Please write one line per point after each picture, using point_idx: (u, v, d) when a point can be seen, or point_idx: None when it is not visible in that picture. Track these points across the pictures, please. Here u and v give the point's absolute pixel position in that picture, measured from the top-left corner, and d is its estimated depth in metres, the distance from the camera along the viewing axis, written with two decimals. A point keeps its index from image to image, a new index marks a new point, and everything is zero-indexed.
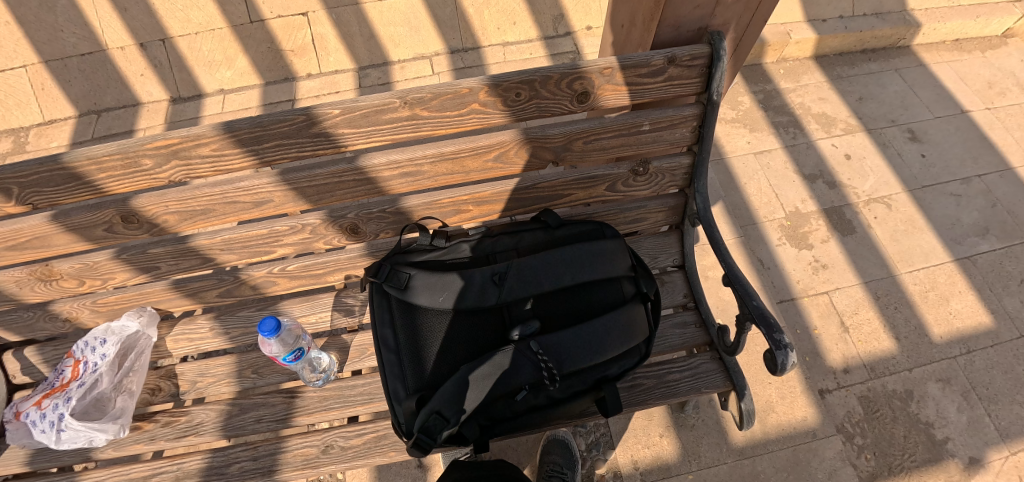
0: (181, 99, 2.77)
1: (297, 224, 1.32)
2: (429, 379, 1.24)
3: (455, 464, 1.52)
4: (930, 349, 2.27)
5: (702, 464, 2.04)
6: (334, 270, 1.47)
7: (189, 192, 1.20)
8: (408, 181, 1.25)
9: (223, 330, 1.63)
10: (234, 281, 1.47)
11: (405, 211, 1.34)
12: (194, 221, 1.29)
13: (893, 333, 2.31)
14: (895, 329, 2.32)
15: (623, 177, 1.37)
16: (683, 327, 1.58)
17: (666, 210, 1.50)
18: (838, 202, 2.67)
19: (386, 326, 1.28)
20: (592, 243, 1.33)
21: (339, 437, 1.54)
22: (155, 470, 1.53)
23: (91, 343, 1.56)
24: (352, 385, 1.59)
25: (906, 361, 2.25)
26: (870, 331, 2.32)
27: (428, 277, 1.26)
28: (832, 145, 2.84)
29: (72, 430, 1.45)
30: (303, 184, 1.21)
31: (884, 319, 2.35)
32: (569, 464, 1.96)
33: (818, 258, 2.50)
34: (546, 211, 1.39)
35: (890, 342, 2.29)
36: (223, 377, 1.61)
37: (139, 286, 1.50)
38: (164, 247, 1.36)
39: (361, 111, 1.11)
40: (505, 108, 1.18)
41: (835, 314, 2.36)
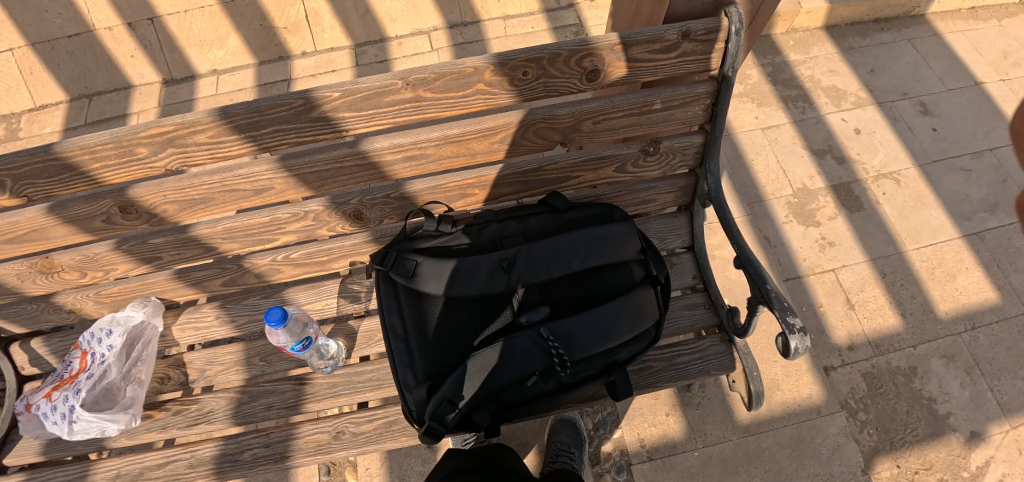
0: (174, 81, 2.71)
1: (299, 212, 1.28)
2: (436, 367, 1.22)
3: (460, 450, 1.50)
4: (935, 326, 2.26)
5: (707, 441, 2.04)
6: (339, 257, 1.44)
7: (188, 181, 1.17)
8: (412, 165, 1.22)
9: (228, 318, 1.61)
10: (238, 269, 1.45)
11: (409, 196, 1.30)
12: (193, 210, 1.26)
13: (899, 310, 2.29)
14: (901, 306, 2.30)
15: (633, 157, 1.32)
16: (693, 309, 1.56)
17: (676, 190, 1.46)
18: (846, 178, 2.63)
19: (394, 314, 1.26)
20: (601, 227, 1.30)
21: (350, 423, 1.52)
22: (170, 458, 1.55)
23: (97, 335, 1.54)
24: (361, 372, 1.58)
25: (911, 338, 2.23)
26: (876, 308, 2.30)
27: (436, 264, 1.24)
28: (842, 119, 2.79)
29: (84, 422, 1.45)
30: (304, 170, 1.17)
31: (890, 296, 2.33)
32: (577, 443, 1.97)
33: (825, 236, 2.47)
34: (553, 194, 1.34)
35: (895, 319, 2.27)
36: (232, 364, 1.61)
37: (142, 276, 1.48)
38: (164, 237, 1.33)
39: (362, 93, 1.07)
40: (512, 88, 1.13)
41: (841, 292, 2.34)
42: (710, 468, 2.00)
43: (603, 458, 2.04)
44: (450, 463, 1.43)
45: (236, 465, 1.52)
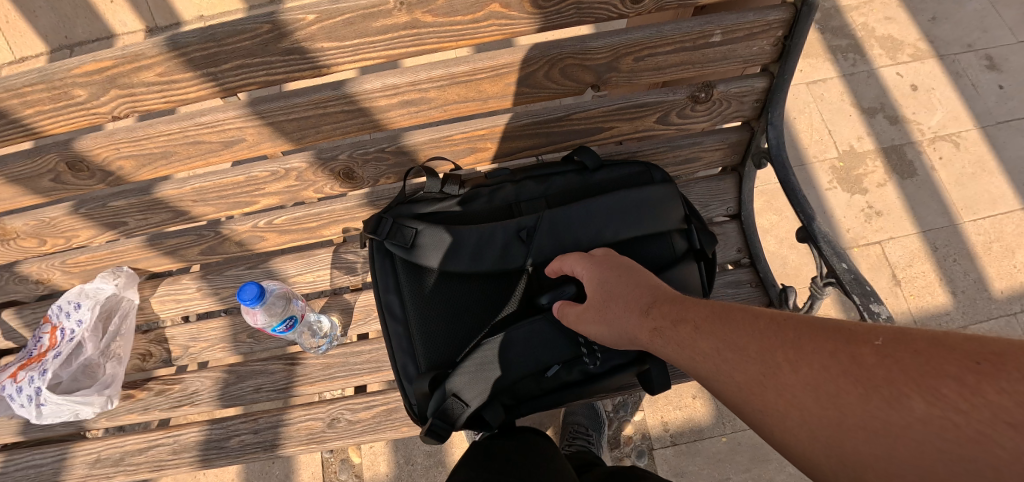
0: (159, 30, 2.49)
1: (279, 169, 1.08)
2: (441, 354, 1.04)
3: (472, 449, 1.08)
4: (988, 305, 2.09)
5: (737, 426, 1.86)
6: (330, 223, 1.25)
7: (141, 131, 0.97)
8: (410, 112, 1.00)
9: (211, 290, 1.43)
10: (216, 236, 1.26)
11: (408, 151, 1.08)
12: (155, 167, 1.06)
13: (950, 287, 2.12)
14: (952, 283, 2.13)
15: (680, 105, 1.09)
16: (737, 287, 1.36)
17: (725, 147, 1.23)
18: (899, 139, 2.36)
19: (392, 291, 1.07)
20: (638, 189, 1.09)
21: (346, 409, 1.36)
22: (151, 442, 1.40)
23: (65, 308, 1.38)
24: (358, 352, 1.40)
25: (960, 317, 2.08)
26: (925, 285, 2.13)
27: (441, 234, 1.03)
28: (897, 74, 2.48)
29: (53, 405, 1.30)
30: (280, 118, 0.96)
31: (941, 272, 2.14)
32: (594, 424, 1.82)
33: (871, 204, 2.25)
34: (581, 148, 1.11)
35: (944, 298, 2.10)
36: (218, 341, 1.44)
37: (111, 244, 1.30)
38: (127, 199, 1.14)
39: (343, 16, 0.84)
40: (535, 11, 0.90)
41: (886, 267, 2.17)
42: (739, 455, 1.83)
43: (622, 442, 1.88)
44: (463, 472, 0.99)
45: (222, 453, 1.37)
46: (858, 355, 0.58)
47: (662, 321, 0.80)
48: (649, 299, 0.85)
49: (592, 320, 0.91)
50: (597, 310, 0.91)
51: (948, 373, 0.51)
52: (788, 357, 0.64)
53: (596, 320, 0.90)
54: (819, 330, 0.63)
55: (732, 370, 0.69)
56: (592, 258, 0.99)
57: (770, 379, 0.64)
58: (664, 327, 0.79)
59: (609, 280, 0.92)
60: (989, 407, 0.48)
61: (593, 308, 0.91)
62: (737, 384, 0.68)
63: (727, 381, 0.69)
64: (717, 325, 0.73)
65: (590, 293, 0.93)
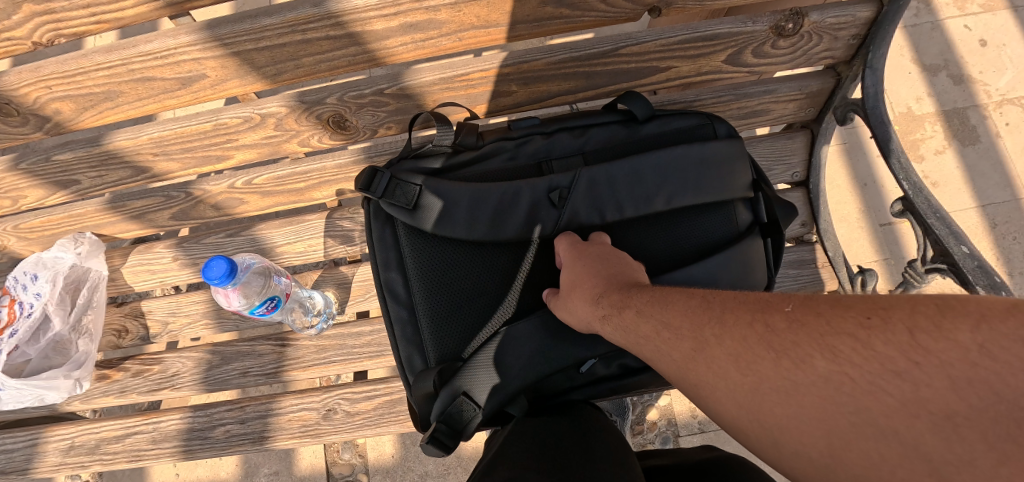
0: None
1: (254, 115, 0.87)
2: (452, 344, 0.85)
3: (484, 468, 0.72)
4: None
5: None
6: (320, 183, 1.04)
7: (75, 63, 0.76)
8: (415, 40, 0.77)
9: (189, 260, 1.23)
10: (188, 197, 1.06)
11: (413, 93, 0.86)
12: (101, 111, 0.86)
13: (1007, 268, 1.98)
14: (1010, 264, 1.99)
15: (758, 39, 0.86)
16: (800, 267, 1.16)
17: (802, 96, 1.00)
18: (962, 102, 2.12)
19: (391, 267, 0.88)
20: (700, 144, 0.87)
21: (343, 399, 1.18)
22: (129, 429, 1.20)
23: (20, 281, 1.17)
24: (356, 334, 1.20)
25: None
26: None
27: (450, 197, 0.83)
28: (965, 27, 2.16)
29: (14, 389, 1.12)
30: (249, 46, 0.75)
31: (998, 252, 2.00)
32: (618, 409, 1.53)
33: (927, 175, 2.06)
34: (629, 92, 0.89)
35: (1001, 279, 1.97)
36: (200, 318, 1.25)
37: (68, 206, 1.11)
38: (73, 152, 0.93)
39: None
40: None
41: None
42: None
43: (646, 428, 1.69)
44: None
45: (205, 445, 1.19)
46: (769, 323, 0.52)
47: (613, 307, 0.67)
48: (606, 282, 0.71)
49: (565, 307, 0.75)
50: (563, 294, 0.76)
51: (845, 330, 0.47)
52: (710, 329, 0.56)
53: (566, 307, 0.75)
54: (739, 300, 0.57)
55: (662, 349, 0.59)
56: (580, 243, 0.81)
57: (697, 355, 0.56)
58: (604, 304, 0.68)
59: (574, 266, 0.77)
60: (881, 358, 0.45)
61: (564, 292, 0.76)
62: (669, 363, 0.58)
63: (657, 359, 0.60)
64: (653, 304, 0.63)
65: (562, 277, 0.78)
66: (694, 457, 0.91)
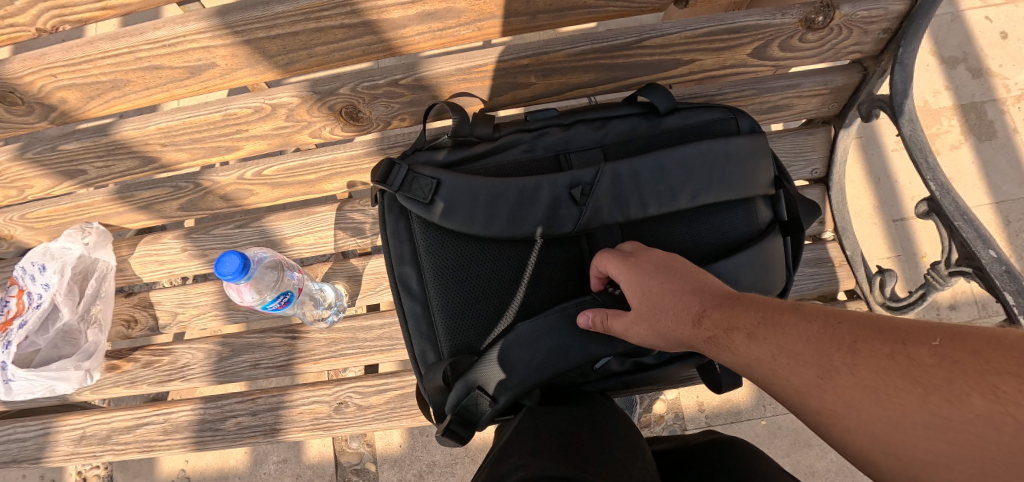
0: None
1: (265, 106, 0.85)
2: (467, 338, 0.84)
3: (496, 453, 0.71)
4: None
5: (778, 409, 1.69)
6: (332, 175, 1.02)
7: (82, 51, 0.74)
8: (432, 29, 0.75)
9: (198, 252, 1.21)
10: (197, 188, 1.04)
11: (428, 84, 0.84)
12: (108, 100, 0.83)
13: None
14: None
15: (786, 31, 0.83)
16: (817, 266, 1.13)
17: (827, 91, 0.97)
18: (980, 96, 2.08)
19: (406, 261, 0.86)
20: (725, 140, 0.84)
21: (355, 392, 1.17)
22: (140, 420, 1.20)
23: (29, 271, 1.16)
24: (367, 327, 1.19)
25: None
26: None
27: (468, 189, 0.80)
28: (986, 18, 2.11)
29: (26, 380, 1.12)
30: (259, 35, 0.72)
31: (1013, 250, 1.98)
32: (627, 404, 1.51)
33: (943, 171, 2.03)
34: (651, 86, 0.86)
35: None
36: (210, 309, 1.24)
37: (75, 196, 1.09)
38: (80, 142, 0.91)
39: None
40: None
41: None
42: (778, 439, 1.66)
43: (653, 421, 1.68)
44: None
45: (217, 436, 1.18)
46: (912, 355, 0.46)
47: (715, 327, 0.60)
48: (696, 300, 0.64)
49: (646, 328, 0.68)
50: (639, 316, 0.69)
51: (1011, 369, 0.41)
52: (840, 356, 0.50)
53: (650, 327, 0.68)
54: (865, 323, 0.50)
55: (779, 374, 0.54)
56: (633, 258, 0.74)
57: (824, 384, 0.51)
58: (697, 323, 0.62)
59: (647, 283, 0.70)
60: None
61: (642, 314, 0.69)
62: (788, 388, 0.54)
63: (773, 384, 0.55)
64: (762, 323, 0.57)
65: (633, 301, 0.70)
66: (692, 439, 0.92)
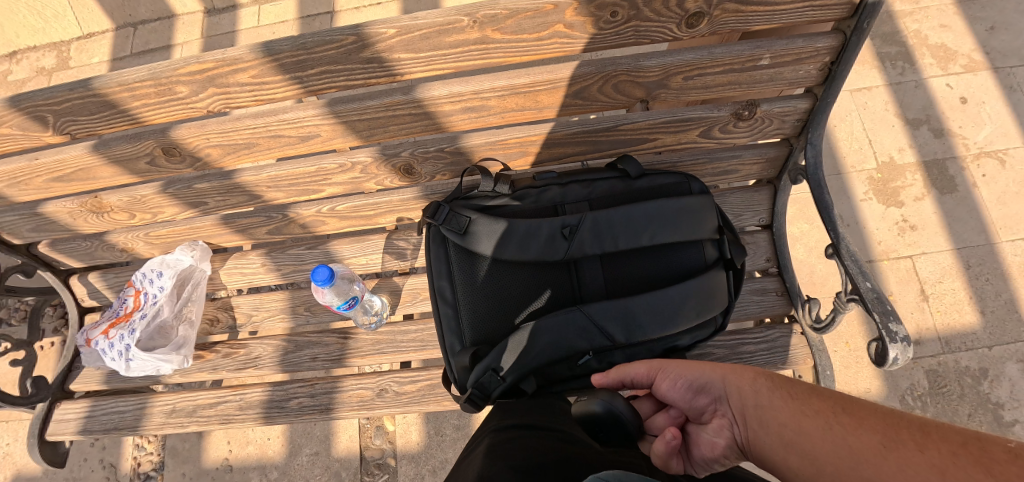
0: (215, 11, 2.59)
1: (347, 163, 1.18)
2: (486, 333, 1.14)
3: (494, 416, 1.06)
4: (1017, 327, 2.07)
5: None
6: (386, 211, 1.35)
7: (230, 125, 1.07)
8: (471, 116, 1.08)
9: (274, 266, 1.55)
10: (284, 219, 1.37)
11: (465, 152, 1.17)
12: (238, 155, 1.17)
13: (979, 307, 2.11)
14: (981, 303, 2.11)
15: (723, 121, 1.15)
16: (762, 295, 1.42)
17: (763, 161, 1.29)
18: (941, 153, 2.32)
19: (444, 277, 1.17)
20: (679, 198, 1.15)
21: (393, 382, 1.48)
22: (221, 398, 1.52)
23: (148, 275, 1.51)
24: (404, 331, 1.50)
25: (987, 337, 2.07)
26: (952, 302, 2.12)
27: (491, 224, 1.12)
28: (947, 85, 2.41)
29: (140, 360, 1.44)
30: (353, 118, 1.06)
31: (972, 291, 2.13)
32: None
33: (906, 218, 2.23)
34: (625, 157, 1.20)
35: (973, 316, 2.10)
36: (279, 312, 1.56)
37: (190, 220, 1.42)
38: (209, 183, 1.25)
39: (421, 31, 0.90)
40: (595, 32, 0.94)
41: (915, 282, 2.15)
42: None
43: None
44: (494, 438, 0.94)
45: (283, 412, 1.49)
46: (981, 449, 0.66)
47: (795, 403, 0.84)
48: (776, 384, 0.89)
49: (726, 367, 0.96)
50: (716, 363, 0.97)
51: None
52: (911, 439, 0.71)
53: (729, 367, 0.95)
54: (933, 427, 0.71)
55: (849, 439, 0.75)
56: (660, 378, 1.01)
57: (890, 452, 0.71)
58: (769, 384, 0.89)
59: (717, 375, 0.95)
60: None
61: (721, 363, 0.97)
62: (851, 450, 0.74)
63: (839, 447, 0.75)
64: (840, 410, 0.80)
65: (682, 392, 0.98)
66: None
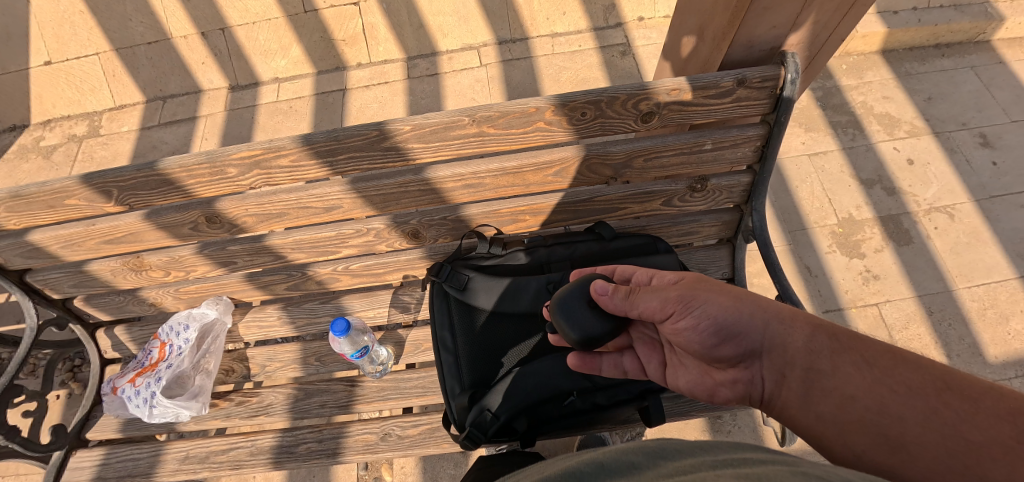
0: (239, 87, 2.87)
1: (363, 228, 1.38)
2: (481, 377, 1.30)
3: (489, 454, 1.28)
4: (982, 370, 2.17)
5: None
6: (394, 270, 1.54)
7: (267, 198, 1.28)
8: (470, 191, 1.30)
9: (289, 320, 1.71)
10: (302, 276, 1.55)
11: (465, 219, 1.37)
12: (269, 222, 1.36)
13: (944, 350, 2.21)
14: (946, 347, 2.22)
15: (680, 192, 1.37)
16: None
17: (720, 224, 1.50)
18: (895, 209, 2.52)
19: (445, 327, 1.34)
20: (646, 257, 1.35)
21: (397, 426, 1.61)
22: (233, 444, 1.64)
23: (175, 328, 1.67)
24: (407, 378, 1.65)
25: None
26: (919, 347, 2.23)
27: (487, 280, 1.33)
28: (894, 149, 2.67)
29: (162, 407, 1.58)
30: (371, 193, 1.27)
31: (935, 336, 2.25)
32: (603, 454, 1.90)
33: (868, 269, 2.39)
34: (600, 223, 1.40)
35: (939, 360, 2.20)
36: (291, 362, 1.71)
37: (217, 277, 1.60)
38: (241, 245, 1.44)
39: (431, 127, 1.14)
40: (569, 127, 1.16)
41: (883, 328, 2.27)
42: None
43: None
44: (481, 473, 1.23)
45: (292, 457, 1.60)
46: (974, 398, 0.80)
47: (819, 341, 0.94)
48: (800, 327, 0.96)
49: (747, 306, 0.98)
50: (757, 305, 0.98)
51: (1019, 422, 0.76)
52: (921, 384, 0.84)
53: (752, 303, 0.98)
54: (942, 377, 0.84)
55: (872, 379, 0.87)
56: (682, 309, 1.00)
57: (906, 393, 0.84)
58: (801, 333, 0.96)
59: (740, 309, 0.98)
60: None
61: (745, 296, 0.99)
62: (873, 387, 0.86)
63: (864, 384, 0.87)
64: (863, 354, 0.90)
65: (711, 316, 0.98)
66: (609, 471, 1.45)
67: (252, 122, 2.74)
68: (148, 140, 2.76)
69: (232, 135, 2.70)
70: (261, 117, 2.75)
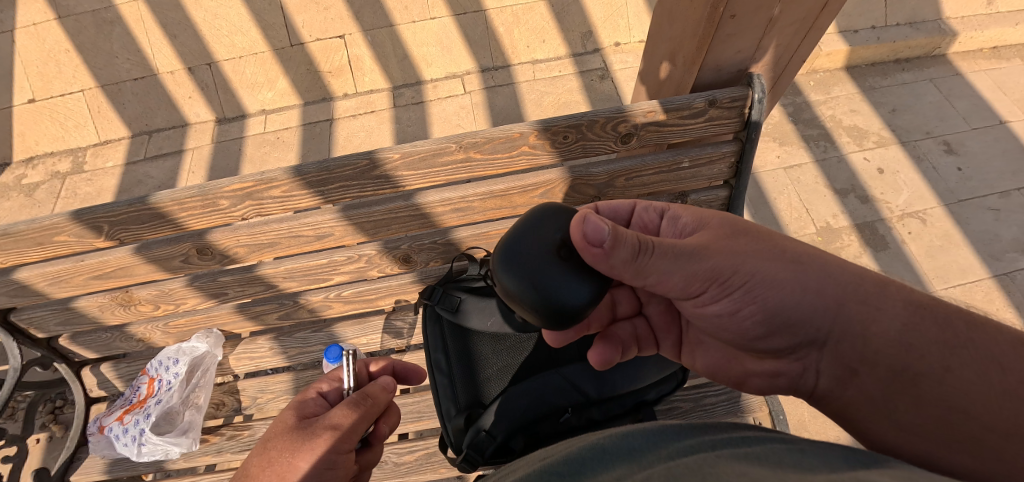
0: (226, 120, 2.89)
1: (354, 255, 1.40)
2: (477, 398, 1.31)
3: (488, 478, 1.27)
4: None
5: None
6: (386, 295, 1.56)
7: (259, 228, 1.29)
8: (459, 215, 1.33)
9: (281, 350, 1.71)
10: (294, 305, 1.56)
11: (455, 242, 1.40)
12: (261, 252, 1.37)
13: None
14: None
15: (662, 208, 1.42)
16: None
17: None
18: (870, 216, 2.60)
19: (439, 350, 1.37)
20: None
21: (393, 453, 1.61)
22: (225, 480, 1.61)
23: (165, 363, 1.66)
24: (401, 404, 1.65)
25: None
26: None
27: (479, 301, 1.33)
28: (865, 159, 2.77)
29: (151, 444, 1.56)
30: (363, 220, 1.30)
31: None
32: None
33: None
34: None
35: None
36: (283, 393, 1.69)
37: (208, 310, 1.59)
38: (232, 276, 1.44)
39: (419, 154, 1.17)
40: (553, 150, 1.21)
41: None
42: None
43: None
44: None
45: None
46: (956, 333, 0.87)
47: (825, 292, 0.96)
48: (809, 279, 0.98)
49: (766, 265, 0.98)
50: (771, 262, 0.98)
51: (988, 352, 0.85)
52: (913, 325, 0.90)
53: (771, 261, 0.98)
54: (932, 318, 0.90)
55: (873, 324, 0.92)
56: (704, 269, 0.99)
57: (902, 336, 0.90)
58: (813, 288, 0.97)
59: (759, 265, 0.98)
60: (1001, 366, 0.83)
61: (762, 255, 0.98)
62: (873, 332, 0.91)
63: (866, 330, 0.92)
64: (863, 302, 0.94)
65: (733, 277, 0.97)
66: None
67: (239, 153, 2.75)
68: (134, 175, 2.74)
69: (219, 167, 2.70)
70: (248, 148, 2.77)
